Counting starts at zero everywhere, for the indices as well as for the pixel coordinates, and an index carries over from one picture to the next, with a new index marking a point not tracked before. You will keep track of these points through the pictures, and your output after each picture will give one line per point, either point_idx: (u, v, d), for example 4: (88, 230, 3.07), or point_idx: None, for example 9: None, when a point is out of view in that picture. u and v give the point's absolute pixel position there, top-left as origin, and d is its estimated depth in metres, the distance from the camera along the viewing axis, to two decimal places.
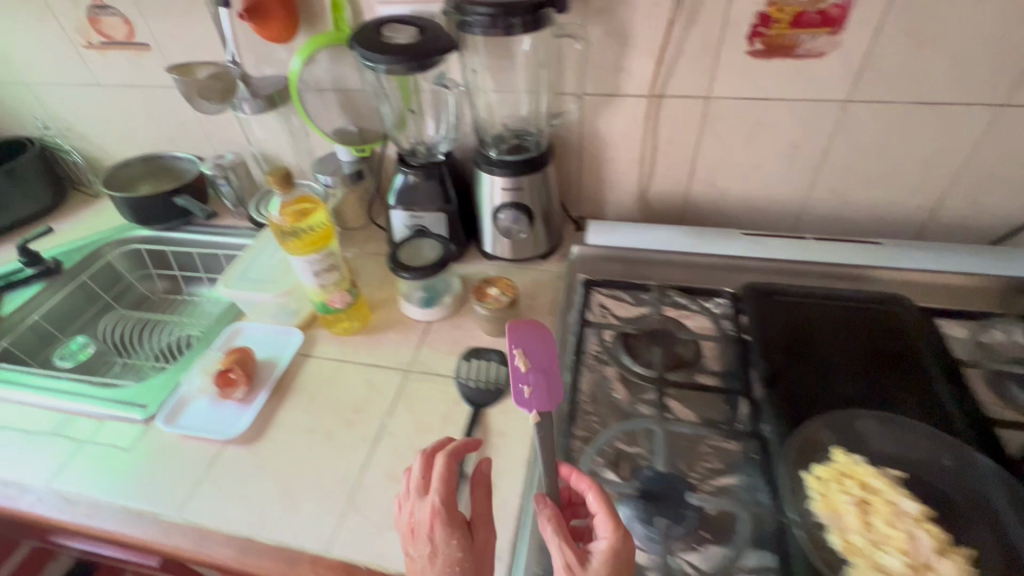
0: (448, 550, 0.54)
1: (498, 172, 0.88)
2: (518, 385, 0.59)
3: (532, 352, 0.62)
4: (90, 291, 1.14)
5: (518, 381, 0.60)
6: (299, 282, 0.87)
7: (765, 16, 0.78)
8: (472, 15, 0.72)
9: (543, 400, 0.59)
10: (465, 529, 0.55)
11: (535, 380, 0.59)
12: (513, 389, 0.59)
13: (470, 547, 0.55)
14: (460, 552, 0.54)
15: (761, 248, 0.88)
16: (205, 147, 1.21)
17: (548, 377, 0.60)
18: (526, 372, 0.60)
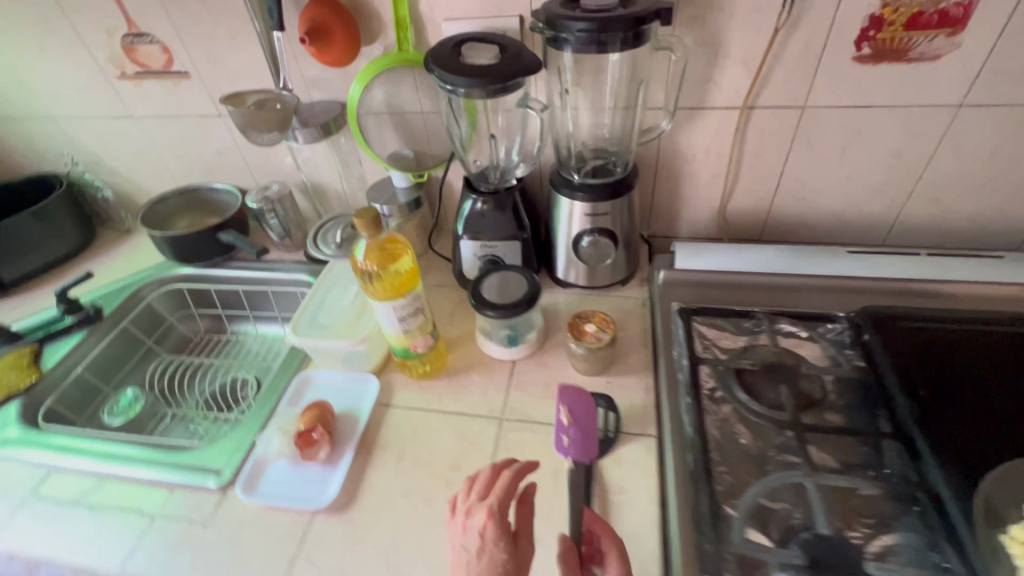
0: (493, 551, 0.51)
1: (580, 197, 0.82)
2: (559, 435, 0.67)
3: (575, 406, 0.68)
4: (132, 336, 1.06)
5: (559, 431, 0.68)
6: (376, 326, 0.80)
7: (877, 19, 0.72)
8: (568, 31, 0.66)
9: (579, 453, 0.65)
10: (511, 540, 0.53)
11: (573, 433, 0.66)
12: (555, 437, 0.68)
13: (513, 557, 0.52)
14: (503, 557, 0.51)
15: (870, 267, 0.81)
16: (245, 177, 1.14)
17: (587, 431, 0.66)
18: (567, 426, 0.67)
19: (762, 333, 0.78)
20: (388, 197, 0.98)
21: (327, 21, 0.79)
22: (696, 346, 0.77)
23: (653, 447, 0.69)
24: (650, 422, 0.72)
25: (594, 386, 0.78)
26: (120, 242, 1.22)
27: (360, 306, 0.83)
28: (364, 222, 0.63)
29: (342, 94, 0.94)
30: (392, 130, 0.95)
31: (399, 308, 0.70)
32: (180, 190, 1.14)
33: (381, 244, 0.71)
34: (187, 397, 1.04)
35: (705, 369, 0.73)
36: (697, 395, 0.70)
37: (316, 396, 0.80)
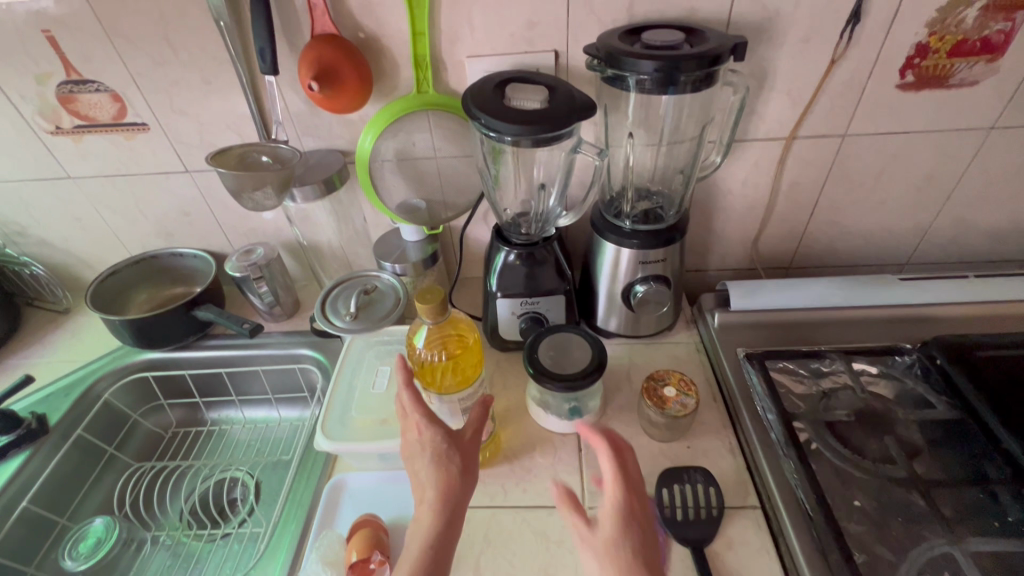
0: (434, 448, 0.55)
1: (632, 245, 0.74)
2: None
3: None
4: (88, 446, 0.86)
5: None
6: None
7: (924, 47, 0.70)
8: (634, 68, 0.58)
9: None
10: (449, 437, 0.56)
11: None
12: None
13: (459, 450, 0.56)
14: (448, 449, 0.55)
15: (922, 294, 0.80)
16: (217, 239, 0.98)
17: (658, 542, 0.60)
18: None
19: (839, 375, 0.74)
20: (398, 253, 0.87)
21: (338, 64, 0.69)
22: (779, 398, 0.71)
23: (762, 519, 0.63)
24: (749, 489, 0.66)
25: (677, 454, 0.70)
26: (57, 326, 1.01)
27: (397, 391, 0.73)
28: (428, 306, 0.58)
29: (342, 142, 0.82)
30: (402, 180, 0.83)
31: (464, 400, 0.64)
32: (135, 259, 0.96)
33: (444, 329, 0.66)
34: (169, 510, 0.85)
35: (799, 425, 0.68)
36: (801, 456, 0.64)
37: (356, 505, 0.67)
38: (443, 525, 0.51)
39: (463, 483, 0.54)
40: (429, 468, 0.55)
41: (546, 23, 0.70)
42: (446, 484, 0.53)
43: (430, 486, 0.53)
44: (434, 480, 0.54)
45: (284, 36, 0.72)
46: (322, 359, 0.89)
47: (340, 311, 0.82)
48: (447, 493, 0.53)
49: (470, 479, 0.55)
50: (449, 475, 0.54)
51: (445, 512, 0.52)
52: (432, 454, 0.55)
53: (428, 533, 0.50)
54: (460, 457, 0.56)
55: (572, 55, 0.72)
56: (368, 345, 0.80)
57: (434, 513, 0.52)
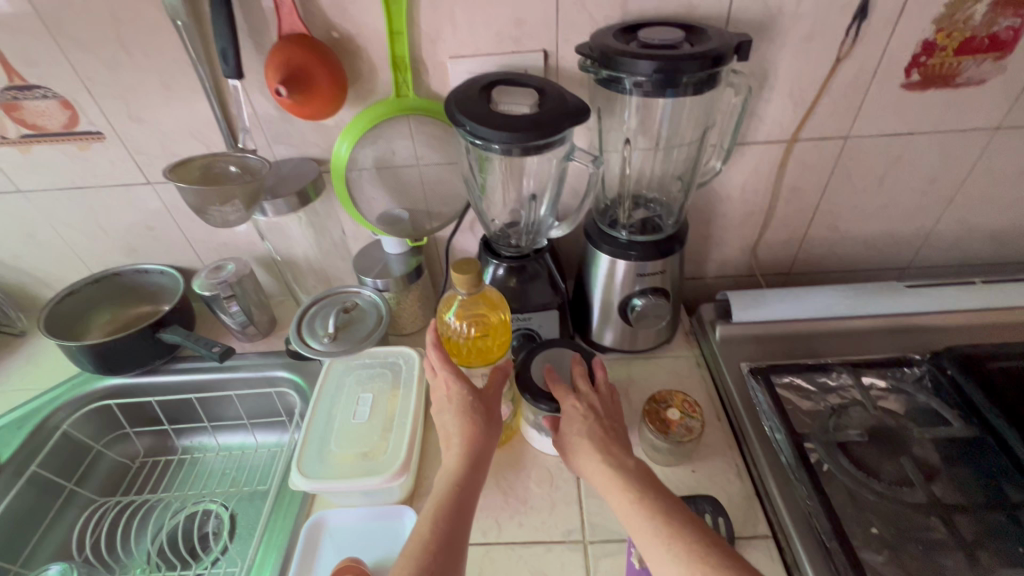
0: (460, 399, 0.56)
1: (630, 256, 0.69)
2: None
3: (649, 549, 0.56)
4: (45, 483, 0.79)
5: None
6: (410, 447, 0.64)
7: (930, 44, 0.67)
8: (632, 70, 0.54)
9: None
10: (476, 390, 0.57)
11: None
12: None
13: (485, 404, 0.57)
14: (474, 401, 0.56)
15: (926, 302, 0.77)
16: (185, 254, 0.92)
17: None
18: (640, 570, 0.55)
19: (847, 390, 0.70)
20: (380, 268, 0.82)
21: (309, 67, 0.63)
22: (788, 416, 0.67)
23: (774, 550, 0.58)
24: (759, 516, 0.61)
25: (681, 480, 0.65)
26: (12, 351, 0.94)
27: (382, 418, 0.68)
28: (464, 276, 0.55)
29: (317, 150, 0.76)
30: (382, 190, 0.77)
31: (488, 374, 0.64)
32: (94, 277, 0.89)
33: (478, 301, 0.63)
34: (135, 551, 0.78)
35: (810, 446, 0.64)
36: (814, 481, 0.60)
37: (336, 547, 0.61)
38: (471, 466, 0.52)
39: (486, 431, 0.55)
40: (454, 417, 0.56)
41: (534, 21, 0.65)
42: (473, 429, 0.54)
43: (457, 434, 0.54)
44: (461, 428, 0.55)
45: (249, 36, 0.66)
46: (300, 381, 0.83)
47: (317, 332, 0.76)
48: (474, 440, 0.54)
49: (493, 431, 0.56)
50: (476, 425, 0.55)
51: (471, 455, 0.53)
52: (458, 407, 0.56)
53: (455, 475, 0.52)
54: (485, 410, 0.56)
55: (562, 55, 0.68)
56: (347, 368, 0.75)
57: (461, 454, 0.53)
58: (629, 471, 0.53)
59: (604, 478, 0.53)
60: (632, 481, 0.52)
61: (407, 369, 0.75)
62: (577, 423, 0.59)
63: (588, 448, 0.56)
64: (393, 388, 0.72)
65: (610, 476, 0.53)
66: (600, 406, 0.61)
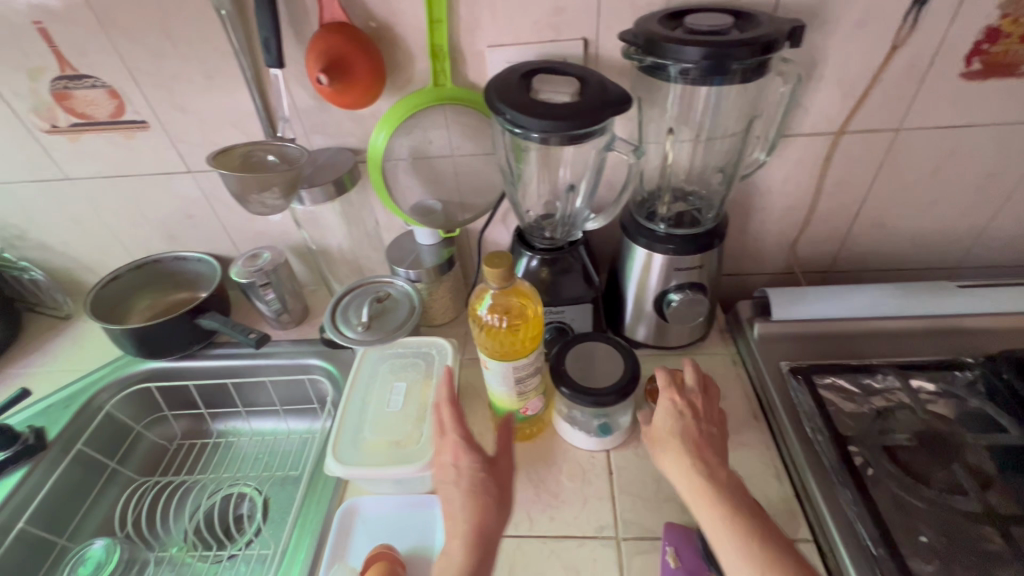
0: (469, 475, 0.55)
1: (662, 249, 0.68)
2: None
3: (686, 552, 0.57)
4: (89, 461, 0.82)
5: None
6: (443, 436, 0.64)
7: (994, 31, 0.64)
8: (679, 57, 0.52)
9: None
10: (485, 463, 0.56)
11: None
12: None
13: (495, 481, 0.55)
14: (483, 477, 0.55)
15: (979, 304, 0.74)
16: (223, 242, 0.94)
17: None
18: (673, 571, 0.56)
19: (893, 393, 0.67)
20: (412, 259, 0.82)
21: (349, 56, 0.64)
22: (830, 418, 0.65)
23: (816, 555, 0.57)
24: (800, 521, 0.59)
25: None
26: (58, 333, 0.97)
27: (414, 408, 0.69)
28: (497, 269, 0.54)
29: (353, 140, 0.77)
30: (417, 180, 0.77)
31: (521, 368, 0.60)
32: (136, 264, 0.91)
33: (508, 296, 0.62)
34: (173, 530, 0.81)
35: (855, 449, 0.61)
36: (858, 484, 0.58)
37: (369, 534, 0.62)
38: (479, 554, 0.50)
39: (494, 511, 0.53)
40: (462, 493, 0.54)
41: (574, 8, 0.64)
42: (481, 511, 0.52)
43: (464, 514, 0.52)
44: (468, 508, 0.53)
45: (290, 26, 0.67)
46: (332, 369, 0.84)
47: (351, 321, 0.77)
48: (483, 520, 0.52)
49: (504, 511, 0.54)
50: (485, 506, 0.53)
51: (478, 543, 0.50)
52: (465, 487, 0.54)
53: (464, 561, 0.50)
54: (495, 486, 0.55)
55: (602, 43, 0.66)
56: (381, 356, 0.75)
57: (467, 543, 0.50)
58: (720, 480, 0.53)
59: (692, 484, 0.54)
60: (725, 495, 0.52)
61: (440, 359, 0.75)
62: (671, 419, 0.59)
63: (679, 447, 0.57)
64: (426, 378, 0.72)
65: (698, 481, 0.53)
66: (699, 411, 0.60)
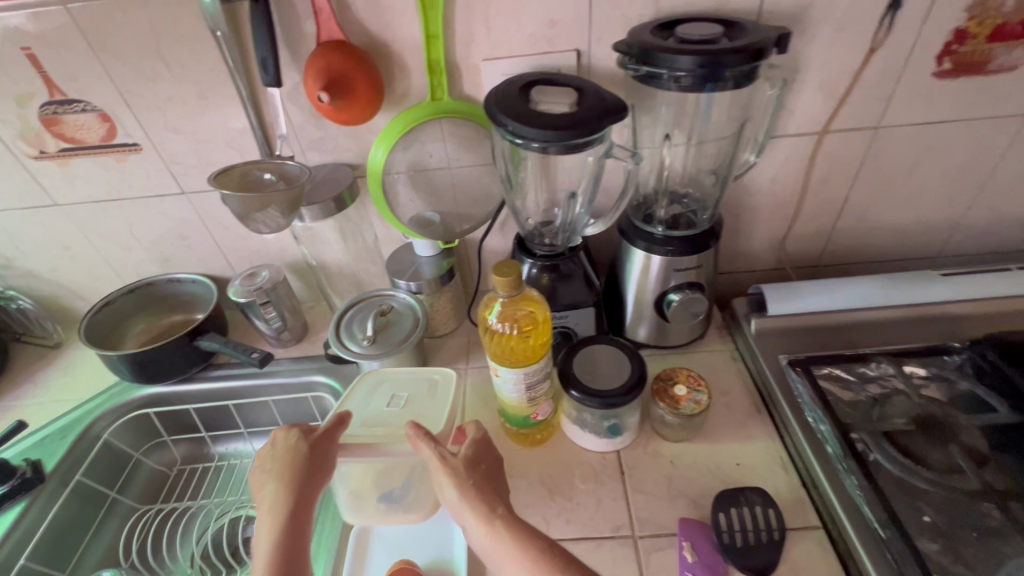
0: (286, 448, 0.56)
1: (660, 250, 0.70)
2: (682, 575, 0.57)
3: (701, 546, 0.59)
4: (89, 492, 0.80)
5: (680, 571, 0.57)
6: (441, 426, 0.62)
7: (962, 32, 0.67)
8: (672, 65, 0.54)
9: None
10: (306, 433, 0.57)
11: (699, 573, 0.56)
12: None
13: (315, 450, 0.56)
14: (301, 447, 0.56)
15: (961, 290, 0.77)
16: (217, 262, 0.93)
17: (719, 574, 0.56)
18: (693, 564, 0.57)
19: (888, 379, 0.70)
20: (412, 271, 0.82)
21: (349, 74, 0.64)
22: (831, 406, 0.67)
23: (826, 540, 0.58)
24: (809, 508, 0.61)
25: (726, 472, 0.65)
26: (48, 363, 0.95)
27: (401, 428, 0.62)
28: (505, 279, 0.54)
29: (351, 155, 0.77)
30: (415, 193, 0.78)
31: (531, 375, 0.61)
32: (130, 288, 0.90)
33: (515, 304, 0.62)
34: (179, 557, 0.79)
35: (856, 435, 0.64)
36: (863, 470, 0.60)
37: (387, 550, 0.62)
38: (290, 519, 0.51)
39: (309, 483, 0.54)
40: (275, 467, 0.55)
41: (567, 21, 0.65)
42: (295, 483, 0.53)
43: (272, 487, 0.53)
44: (279, 479, 0.54)
45: (287, 45, 0.67)
46: (336, 385, 0.84)
47: (356, 335, 0.77)
48: (293, 485, 0.53)
49: (319, 479, 0.55)
50: (296, 473, 0.54)
51: (291, 509, 0.52)
52: (283, 465, 0.55)
53: (275, 529, 0.50)
54: (315, 456, 0.56)
55: (595, 54, 0.68)
56: (384, 376, 0.70)
57: (280, 512, 0.51)
58: (522, 530, 0.49)
59: (500, 544, 0.49)
60: (524, 538, 0.48)
61: (443, 386, 0.68)
62: (474, 474, 0.54)
63: (482, 504, 0.51)
64: (425, 403, 0.66)
65: (502, 539, 0.49)
66: (476, 464, 0.55)
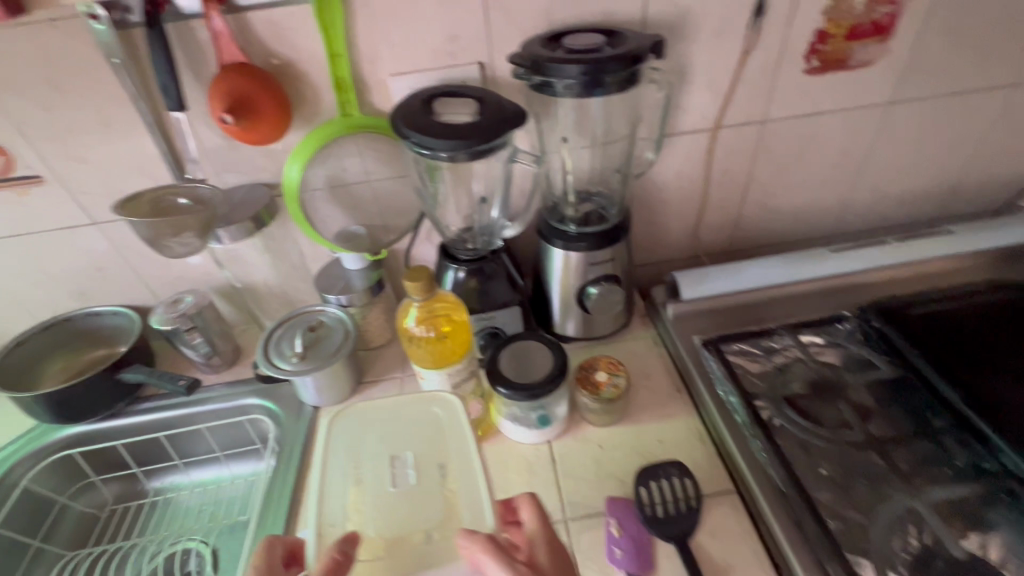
0: None
1: (575, 247, 0.74)
2: (609, 550, 0.60)
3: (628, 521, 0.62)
4: (8, 544, 0.76)
5: (608, 547, 0.61)
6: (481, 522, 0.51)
7: (822, 33, 0.75)
8: (559, 75, 0.59)
9: (634, 568, 0.58)
10: None
11: (625, 546, 0.60)
12: (606, 554, 0.60)
13: None
14: None
15: (850, 264, 0.85)
16: (138, 291, 0.90)
17: (643, 545, 0.60)
18: (619, 538, 0.61)
19: (789, 350, 0.76)
20: (342, 284, 0.83)
21: (253, 95, 0.66)
22: (739, 379, 0.72)
23: (739, 503, 0.63)
24: (723, 474, 0.66)
25: (648, 449, 0.70)
26: None
27: (418, 525, 0.51)
28: (416, 284, 0.58)
29: (268, 175, 0.77)
30: (336, 208, 0.79)
31: (455, 373, 0.64)
32: (43, 325, 0.86)
33: (431, 307, 0.65)
34: None
35: (760, 403, 0.69)
36: (766, 435, 0.65)
37: None
38: None
39: None
40: None
41: (466, 35, 0.69)
42: None
43: None
44: None
45: (189, 69, 0.67)
46: (271, 406, 0.83)
47: (285, 352, 0.77)
48: None
49: None
50: None
51: None
52: None
53: None
54: None
55: (497, 66, 0.72)
56: (364, 425, 0.60)
57: None
58: None
59: None
60: None
61: (450, 425, 0.59)
62: None
63: None
64: (436, 453, 0.56)
65: None
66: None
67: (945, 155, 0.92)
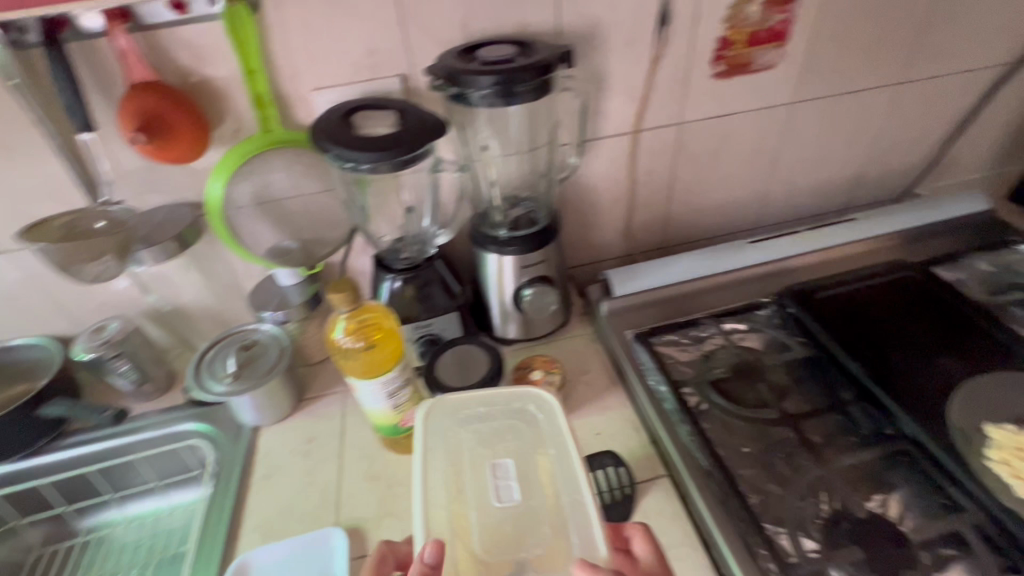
0: None
1: (508, 250, 0.76)
2: None
3: None
4: None
5: None
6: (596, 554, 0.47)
7: (725, 40, 0.81)
8: (474, 85, 0.61)
9: None
10: None
11: None
12: None
13: None
14: None
15: (768, 253, 0.91)
16: (58, 321, 0.86)
17: None
18: None
19: (714, 338, 0.81)
20: (278, 301, 0.82)
21: (166, 113, 0.65)
22: (667, 368, 0.76)
23: (670, 487, 0.66)
24: (656, 460, 0.69)
25: (585, 442, 0.72)
26: None
27: (525, 541, 0.49)
28: (340, 295, 0.58)
29: (192, 194, 0.76)
30: (265, 224, 0.78)
31: (389, 382, 0.64)
32: None
33: (360, 318, 0.65)
34: None
35: (687, 389, 0.73)
36: (692, 419, 0.69)
37: None
38: None
39: None
40: None
41: (385, 49, 0.70)
42: None
43: None
44: None
45: (98, 90, 0.66)
46: (207, 430, 0.80)
47: (218, 375, 0.76)
48: None
49: None
50: None
51: None
52: None
53: None
54: None
55: (419, 77, 0.73)
56: (457, 419, 0.57)
57: None
58: None
59: None
60: None
61: (548, 428, 0.56)
62: None
63: None
64: (538, 460, 0.54)
65: None
66: None
67: (848, 149, 0.99)
